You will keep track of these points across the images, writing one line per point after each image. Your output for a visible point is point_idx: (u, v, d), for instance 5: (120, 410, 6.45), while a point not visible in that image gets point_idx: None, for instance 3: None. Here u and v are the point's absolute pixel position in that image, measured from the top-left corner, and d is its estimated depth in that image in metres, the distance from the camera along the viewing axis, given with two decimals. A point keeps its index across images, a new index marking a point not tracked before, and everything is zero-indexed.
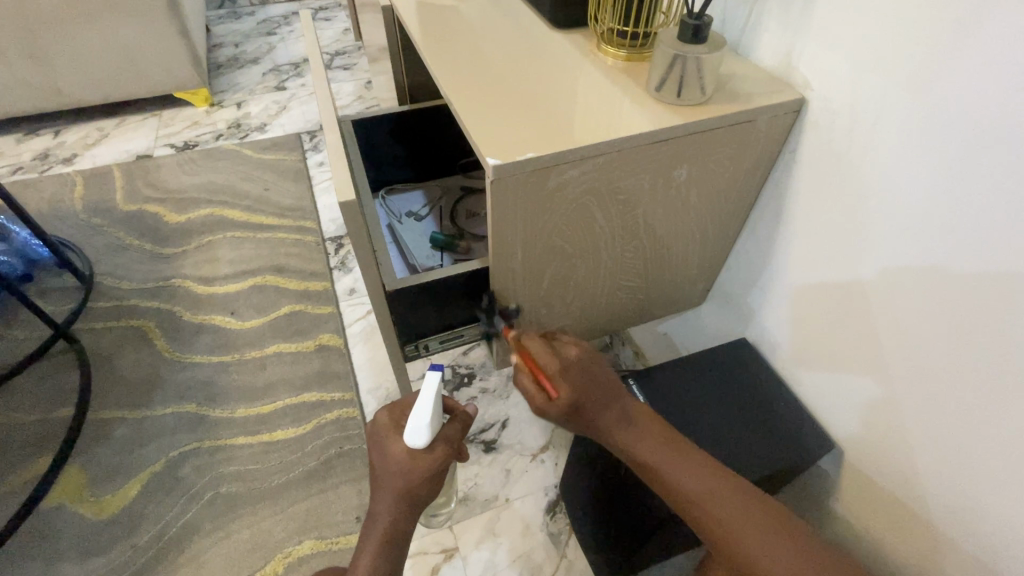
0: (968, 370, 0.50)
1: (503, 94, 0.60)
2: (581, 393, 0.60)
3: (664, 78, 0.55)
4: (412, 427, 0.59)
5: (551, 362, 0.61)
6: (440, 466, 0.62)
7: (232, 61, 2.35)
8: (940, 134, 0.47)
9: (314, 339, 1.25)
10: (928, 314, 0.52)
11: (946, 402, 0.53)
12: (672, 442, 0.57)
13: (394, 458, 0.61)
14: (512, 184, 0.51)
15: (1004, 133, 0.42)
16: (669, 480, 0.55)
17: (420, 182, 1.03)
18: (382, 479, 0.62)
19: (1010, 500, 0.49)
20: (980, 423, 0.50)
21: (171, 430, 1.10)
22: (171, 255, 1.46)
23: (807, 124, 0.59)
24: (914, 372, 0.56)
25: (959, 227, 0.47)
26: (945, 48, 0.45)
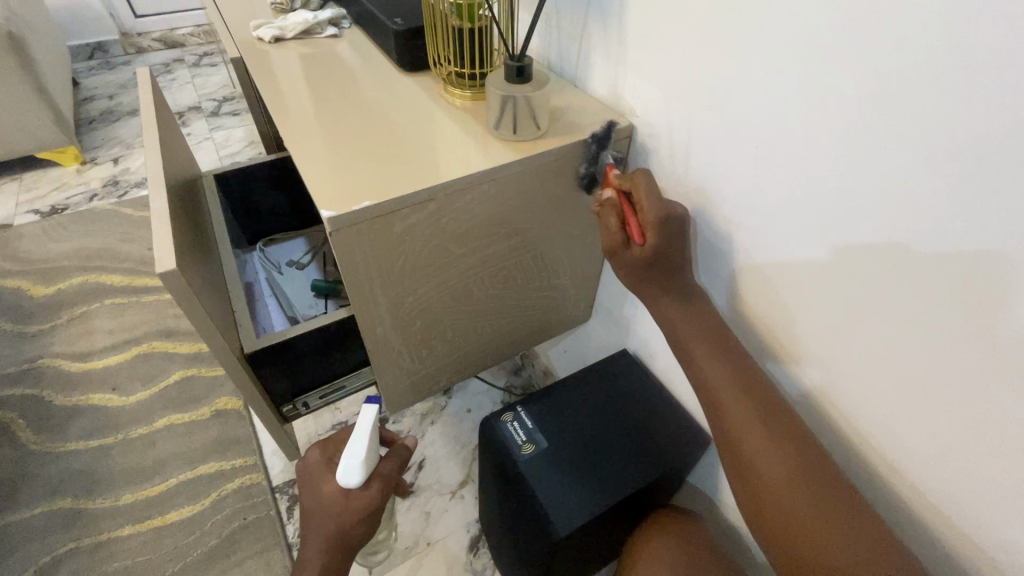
0: (875, 355, 0.48)
1: (348, 142, 0.60)
2: (669, 253, 0.56)
3: (500, 117, 0.58)
4: (346, 463, 0.58)
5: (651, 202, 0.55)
6: (375, 504, 0.59)
7: (106, 115, 2.20)
8: (810, 113, 0.45)
9: (210, 404, 1.17)
10: (830, 302, 0.50)
11: (849, 388, 0.52)
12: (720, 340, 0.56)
13: (328, 495, 0.59)
14: (354, 233, 0.51)
15: (845, 104, 0.42)
16: (703, 369, 0.55)
17: (302, 229, 1.00)
18: (313, 520, 0.59)
19: (897, 471, 0.50)
20: (884, 405, 0.49)
21: (42, 533, 0.98)
22: (37, 334, 1.31)
23: (643, 143, 0.64)
24: (822, 362, 0.54)
25: (847, 206, 0.45)
26: (759, 44, 0.47)
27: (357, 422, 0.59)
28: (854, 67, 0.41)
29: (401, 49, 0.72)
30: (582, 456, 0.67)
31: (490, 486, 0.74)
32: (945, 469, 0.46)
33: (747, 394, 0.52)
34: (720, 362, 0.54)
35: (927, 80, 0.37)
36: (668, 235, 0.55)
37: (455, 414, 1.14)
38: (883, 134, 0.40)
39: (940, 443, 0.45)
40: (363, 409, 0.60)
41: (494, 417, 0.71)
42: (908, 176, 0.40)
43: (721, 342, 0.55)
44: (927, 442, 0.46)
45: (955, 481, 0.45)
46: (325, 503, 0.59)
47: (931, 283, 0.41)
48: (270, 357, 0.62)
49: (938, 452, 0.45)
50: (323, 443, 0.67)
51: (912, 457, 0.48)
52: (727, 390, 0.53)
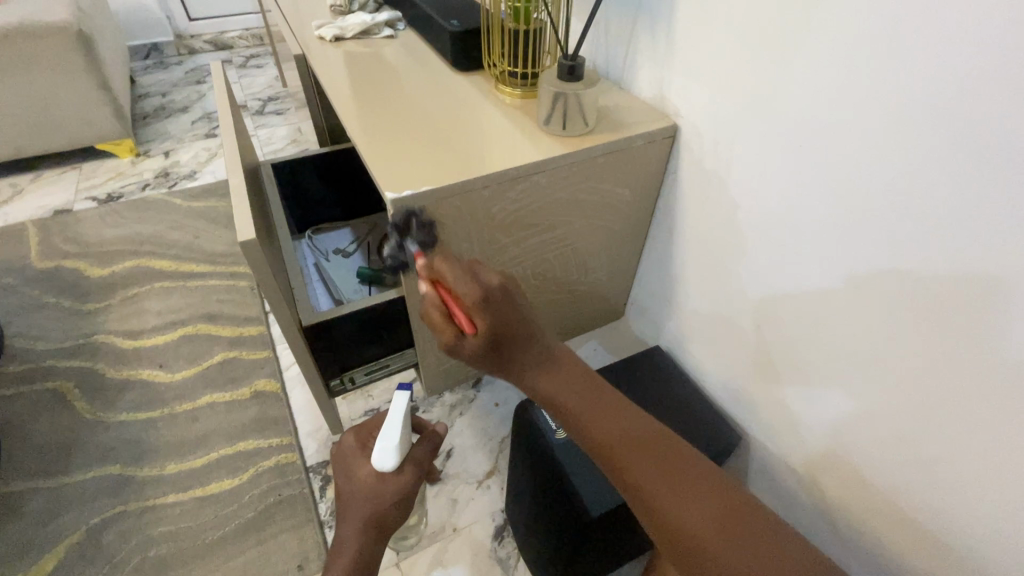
0: (907, 360, 0.49)
1: (407, 134, 0.64)
2: (508, 327, 0.50)
3: (551, 113, 0.61)
4: (381, 447, 0.61)
5: (467, 286, 0.49)
6: (409, 487, 0.63)
7: (159, 111, 2.32)
8: (845, 125, 0.48)
9: (250, 386, 1.22)
10: (864, 310, 0.52)
11: (879, 391, 0.53)
12: (602, 393, 0.50)
13: (364, 478, 0.62)
14: (415, 217, 0.55)
15: (871, 129, 0.46)
16: (602, 436, 0.48)
17: (348, 221, 1.05)
18: (349, 501, 0.62)
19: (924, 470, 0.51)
20: (912, 408, 0.50)
21: (92, 496, 1.04)
22: (92, 311, 1.39)
23: (684, 146, 0.67)
24: (853, 365, 0.55)
25: (881, 215, 0.47)
26: (792, 68, 0.51)
27: (390, 408, 0.63)
28: (878, 94, 0.44)
29: (455, 49, 0.76)
30: None
31: (523, 470, 0.76)
32: (978, 476, 0.46)
33: (639, 446, 0.47)
34: (615, 432, 0.47)
35: (959, 90, 0.39)
36: (500, 303, 0.50)
37: (484, 407, 1.17)
38: (916, 143, 0.43)
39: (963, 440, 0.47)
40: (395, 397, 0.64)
41: (529, 402, 0.73)
42: (940, 182, 0.42)
43: (601, 394, 0.50)
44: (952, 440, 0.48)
45: (985, 487, 0.46)
46: (360, 485, 0.62)
47: (967, 294, 0.43)
48: (324, 333, 0.66)
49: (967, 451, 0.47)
50: (354, 431, 0.71)
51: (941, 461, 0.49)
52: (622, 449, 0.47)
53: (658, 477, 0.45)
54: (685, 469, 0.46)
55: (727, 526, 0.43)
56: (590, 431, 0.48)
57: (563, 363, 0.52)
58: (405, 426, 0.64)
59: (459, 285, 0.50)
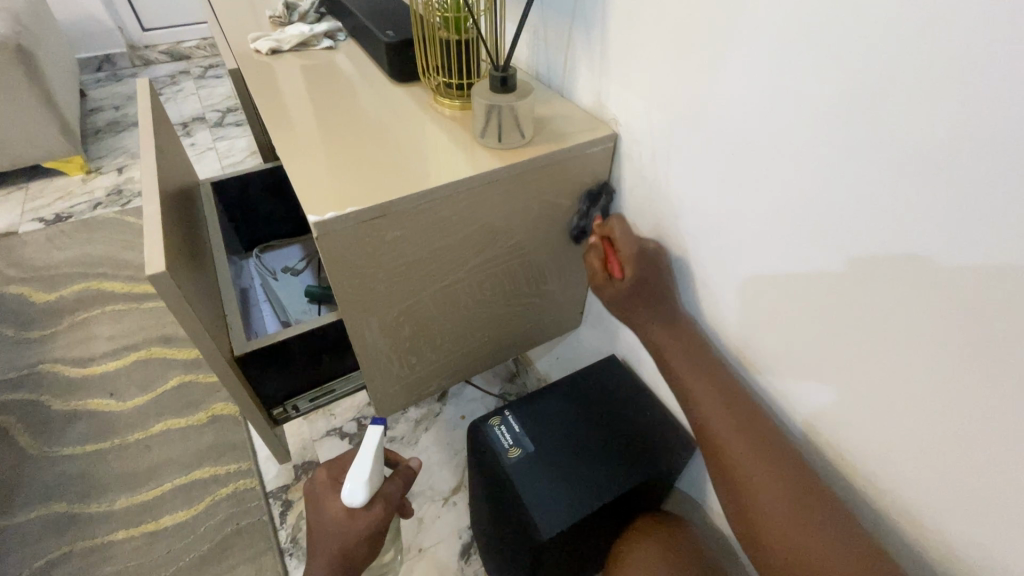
0: (864, 362, 0.48)
1: (338, 150, 0.62)
2: (647, 284, 0.62)
3: (485, 125, 0.59)
4: (352, 483, 0.59)
5: (626, 247, 0.63)
6: (379, 525, 0.61)
7: (111, 125, 2.24)
8: (798, 120, 0.45)
9: (206, 410, 1.18)
10: (821, 310, 0.50)
11: (839, 394, 0.52)
12: (704, 356, 0.60)
13: (333, 515, 0.60)
14: (344, 237, 0.52)
15: (815, 122, 0.44)
16: (687, 383, 0.59)
17: (298, 237, 1.01)
18: (318, 540, 0.61)
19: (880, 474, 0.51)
20: (874, 412, 0.49)
21: (36, 537, 0.99)
22: (37, 339, 1.33)
23: (626, 152, 0.65)
24: (812, 367, 0.54)
25: (838, 213, 0.45)
26: (732, 63, 0.49)
27: (362, 444, 0.61)
28: (820, 87, 0.43)
29: (392, 60, 0.74)
30: (568, 459, 0.68)
31: (479, 490, 0.74)
32: (928, 475, 0.46)
33: (727, 404, 0.56)
34: (707, 385, 0.58)
35: (912, 85, 0.37)
36: (644, 269, 0.62)
37: (449, 421, 1.14)
38: (869, 139, 0.41)
39: (911, 442, 0.46)
40: (369, 430, 0.62)
41: (481, 420, 0.72)
42: (896, 181, 0.40)
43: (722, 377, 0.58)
44: (904, 443, 0.47)
45: (941, 490, 0.45)
46: (331, 521, 0.60)
47: (916, 288, 0.42)
48: (259, 361, 0.63)
49: (920, 454, 0.46)
50: (329, 464, 0.69)
51: (893, 460, 0.49)
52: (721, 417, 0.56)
53: (728, 426, 0.55)
54: (764, 437, 0.54)
55: (786, 486, 0.50)
56: (680, 377, 0.60)
57: (677, 325, 0.62)
58: (378, 462, 0.61)
59: (625, 241, 0.64)
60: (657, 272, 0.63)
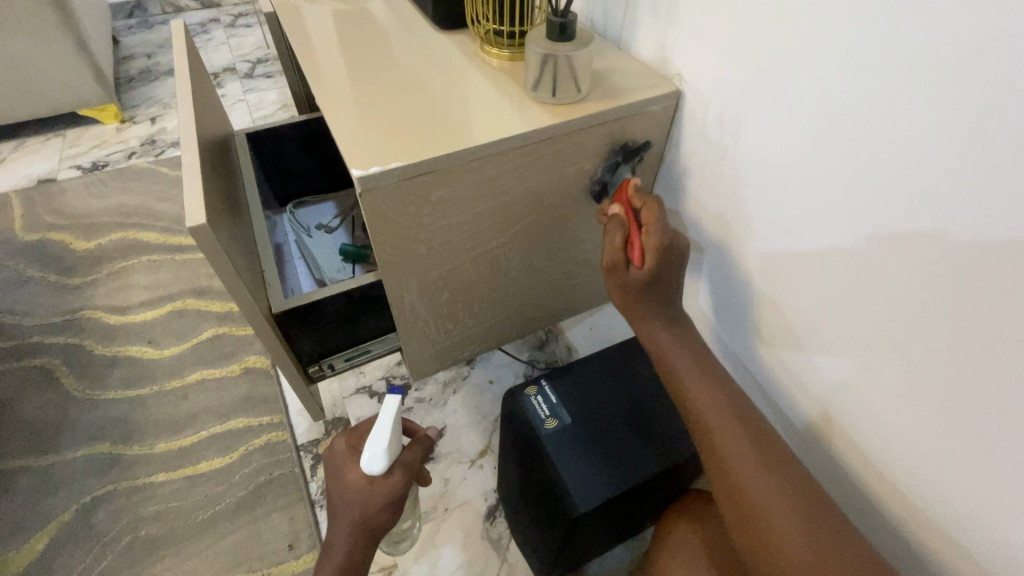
0: (895, 345, 0.46)
1: (381, 101, 0.58)
2: (661, 280, 0.57)
3: (538, 78, 0.55)
4: (370, 451, 0.59)
5: (658, 232, 0.55)
6: (399, 492, 0.61)
7: (144, 74, 2.22)
8: (849, 85, 0.43)
9: (239, 362, 1.20)
10: (848, 286, 0.49)
11: (874, 380, 0.50)
12: (715, 377, 0.56)
13: (353, 482, 0.60)
14: (386, 196, 0.50)
15: (881, 90, 0.40)
16: (696, 403, 0.54)
17: (332, 193, 0.99)
18: (339, 505, 0.61)
19: (920, 471, 0.48)
20: (901, 398, 0.47)
21: (81, 474, 1.03)
22: (79, 285, 1.36)
23: (688, 111, 0.60)
24: (841, 346, 0.52)
25: (877, 187, 0.43)
26: (799, 19, 0.44)
27: (378, 414, 0.60)
28: (892, 51, 0.39)
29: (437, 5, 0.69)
30: (606, 431, 0.66)
31: (511, 455, 0.74)
32: (976, 480, 0.43)
33: (745, 428, 0.52)
34: (721, 405, 0.53)
35: (986, 52, 0.34)
36: (665, 269, 0.57)
37: (477, 385, 1.14)
38: (922, 112, 0.38)
39: (957, 441, 0.44)
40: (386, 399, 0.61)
41: (518, 389, 0.70)
42: (943, 159, 0.38)
43: (721, 382, 0.56)
44: (948, 441, 0.45)
45: (985, 494, 0.43)
46: (350, 489, 0.60)
47: (966, 277, 0.39)
48: (297, 319, 0.62)
49: (960, 453, 0.44)
50: (347, 430, 0.68)
51: (939, 463, 0.46)
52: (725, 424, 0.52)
53: (746, 450, 0.50)
54: (782, 465, 0.50)
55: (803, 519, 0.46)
56: (693, 398, 0.55)
57: (690, 344, 0.58)
58: (396, 431, 0.60)
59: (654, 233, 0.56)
60: (674, 281, 0.58)
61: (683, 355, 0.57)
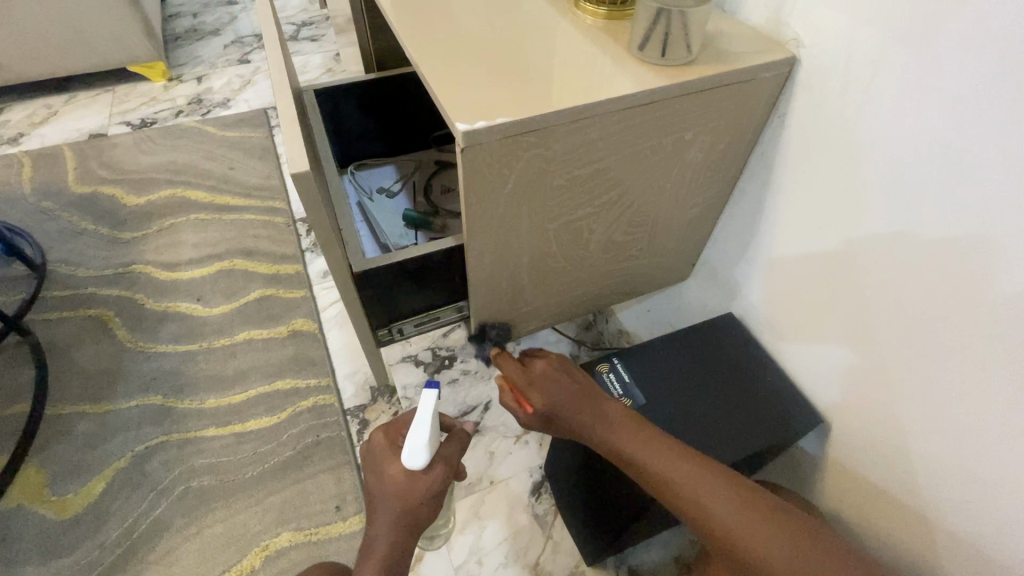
0: (972, 339, 0.47)
1: (474, 53, 0.55)
2: (557, 408, 0.59)
3: (648, 36, 0.51)
4: (411, 447, 0.58)
5: (521, 376, 0.62)
6: (438, 486, 0.60)
7: (191, 32, 2.21)
8: (950, 84, 0.43)
9: (287, 324, 1.20)
10: (908, 276, 0.51)
11: (957, 374, 0.49)
12: (653, 434, 0.55)
13: (394, 477, 0.59)
14: (486, 156, 0.47)
15: (1015, 80, 0.39)
16: (650, 468, 0.53)
17: (393, 157, 0.97)
18: (380, 500, 0.60)
19: (1003, 470, 0.48)
20: (951, 381, 0.50)
21: (135, 424, 1.05)
22: (130, 240, 1.38)
23: (800, 82, 0.56)
24: (892, 328, 0.55)
25: (939, 182, 0.46)
26: None
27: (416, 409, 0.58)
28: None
29: None
30: (677, 411, 0.65)
31: (572, 431, 0.73)
32: None
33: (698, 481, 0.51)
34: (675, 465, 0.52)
35: None
36: (549, 388, 0.59)
37: None
38: (1004, 116, 0.40)
39: None
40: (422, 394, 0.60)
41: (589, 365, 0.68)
42: (1009, 164, 0.40)
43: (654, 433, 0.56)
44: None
45: None
46: (391, 483, 0.59)
47: None
48: (373, 281, 0.61)
49: None
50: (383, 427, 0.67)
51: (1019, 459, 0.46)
52: (702, 485, 0.51)
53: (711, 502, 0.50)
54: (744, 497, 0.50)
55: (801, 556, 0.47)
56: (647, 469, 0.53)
57: (616, 418, 0.57)
58: (436, 425, 0.60)
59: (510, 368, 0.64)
60: (565, 383, 0.60)
61: (614, 433, 0.56)
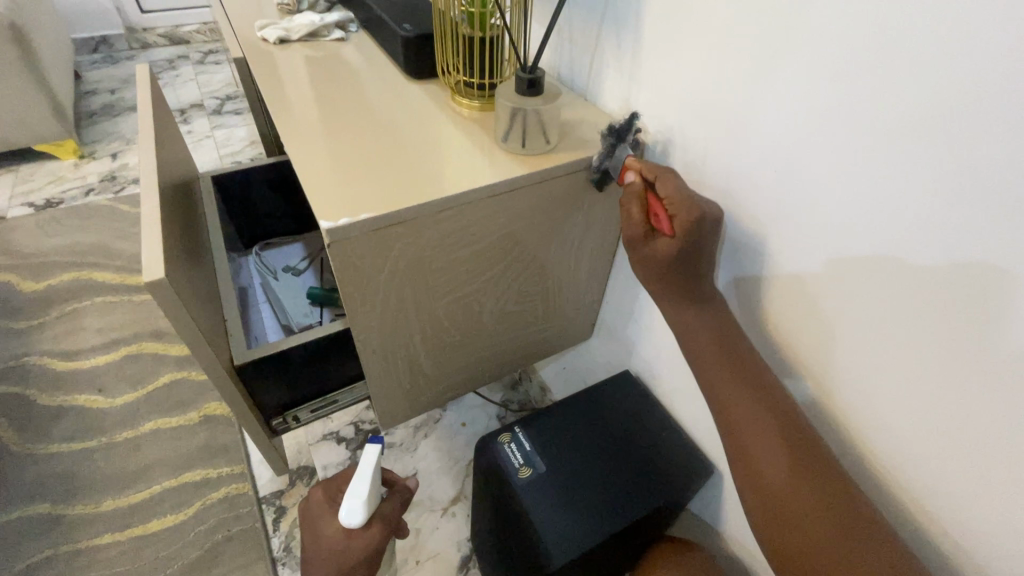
0: (830, 379, 0.51)
1: (351, 147, 0.58)
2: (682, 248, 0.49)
3: (508, 129, 0.56)
4: (348, 502, 0.56)
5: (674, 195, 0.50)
6: (376, 546, 0.58)
7: (107, 109, 2.18)
8: (773, 155, 0.48)
9: (198, 409, 1.14)
10: (771, 321, 0.55)
11: (824, 413, 0.53)
12: (746, 360, 0.51)
13: (331, 536, 0.58)
14: (357, 246, 0.49)
15: (821, 152, 0.44)
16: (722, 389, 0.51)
17: (301, 235, 0.98)
18: (315, 561, 0.58)
19: (874, 503, 0.51)
20: (820, 419, 0.54)
21: (18, 539, 0.95)
22: (25, 329, 1.28)
23: (654, 162, 0.62)
24: (834, 347, 0.49)
25: (785, 230, 0.50)
26: (751, 78, 0.48)
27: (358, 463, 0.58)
28: (830, 121, 0.43)
29: (408, 56, 0.70)
30: (580, 476, 0.66)
31: (483, 506, 0.72)
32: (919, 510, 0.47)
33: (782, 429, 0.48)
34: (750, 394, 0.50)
35: (909, 129, 0.38)
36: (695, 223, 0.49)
37: (450, 427, 1.11)
38: (818, 182, 0.45)
39: (902, 473, 0.47)
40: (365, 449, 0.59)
41: (491, 438, 0.68)
42: (836, 211, 0.45)
43: (750, 365, 0.51)
44: (889, 474, 0.48)
45: (925, 519, 0.47)
46: (328, 543, 0.57)
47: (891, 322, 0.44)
48: (260, 371, 0.60)
49: (901, 483, 0.48)
50: (325, 484, 0.66)
51: (947, 483, 0.44)
52: (768, 427, 0.48)
53: (775, 443, 0.48)
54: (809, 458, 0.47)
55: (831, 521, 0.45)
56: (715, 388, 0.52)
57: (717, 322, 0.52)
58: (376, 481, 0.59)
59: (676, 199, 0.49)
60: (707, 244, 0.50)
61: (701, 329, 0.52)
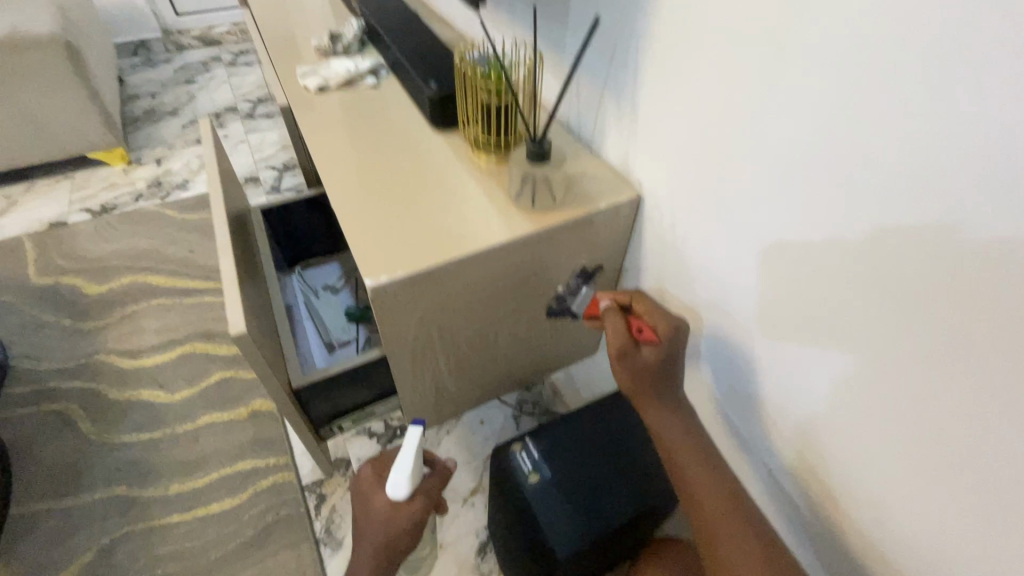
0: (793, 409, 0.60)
1: (386, 202, 0.68)
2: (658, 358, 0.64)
3: (520, 190, 0.65)
4: (394, 479, 0.68)
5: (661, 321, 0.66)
6: (417, 517, 0.70)
7: (149, 114, 2.31)
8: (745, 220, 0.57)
9: (246, 405, 1.27)
10: (746, 355, 0.64)
11: (789, 435, 0.62)
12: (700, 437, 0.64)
13: (380, 508, 0.69)
14: (393, 297, 0.59)
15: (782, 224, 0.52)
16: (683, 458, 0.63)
17: (336, 254, 1.09)
18: (366, 527, 0.70)
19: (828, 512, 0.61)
20: (787, 439, 0.63)
21: (100, 516, 1.11)
22: (92, 330, 1.44)
23: (649, 211, 0.71)
24: (796, 382, 0.58)
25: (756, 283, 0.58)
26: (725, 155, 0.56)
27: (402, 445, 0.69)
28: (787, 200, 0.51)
29: (433, 110, 0.79)
30: (582, 480, 0.76)
31: (498, 502, 0.83)
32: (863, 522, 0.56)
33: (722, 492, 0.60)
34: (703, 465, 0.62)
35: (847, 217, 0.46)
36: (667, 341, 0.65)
37: (469, 426, 1.23)
38: (781, 248, 0.53)
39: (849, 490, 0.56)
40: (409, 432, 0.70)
41: (505, 446, 0.79)
42: (794, 273, 0.53)
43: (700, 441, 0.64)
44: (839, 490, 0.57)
45: (866, 530, 0.56)
46: (377, 513, 0.69)
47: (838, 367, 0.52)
48: (311, 390, 0.72)
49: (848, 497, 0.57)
50: (373, 461, 0.78)
51: (881, 500, 0.53)
52: (712, 490, 0.60)
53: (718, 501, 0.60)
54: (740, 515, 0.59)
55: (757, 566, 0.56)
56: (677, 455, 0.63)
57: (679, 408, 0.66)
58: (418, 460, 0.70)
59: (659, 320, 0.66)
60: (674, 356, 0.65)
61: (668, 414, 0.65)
